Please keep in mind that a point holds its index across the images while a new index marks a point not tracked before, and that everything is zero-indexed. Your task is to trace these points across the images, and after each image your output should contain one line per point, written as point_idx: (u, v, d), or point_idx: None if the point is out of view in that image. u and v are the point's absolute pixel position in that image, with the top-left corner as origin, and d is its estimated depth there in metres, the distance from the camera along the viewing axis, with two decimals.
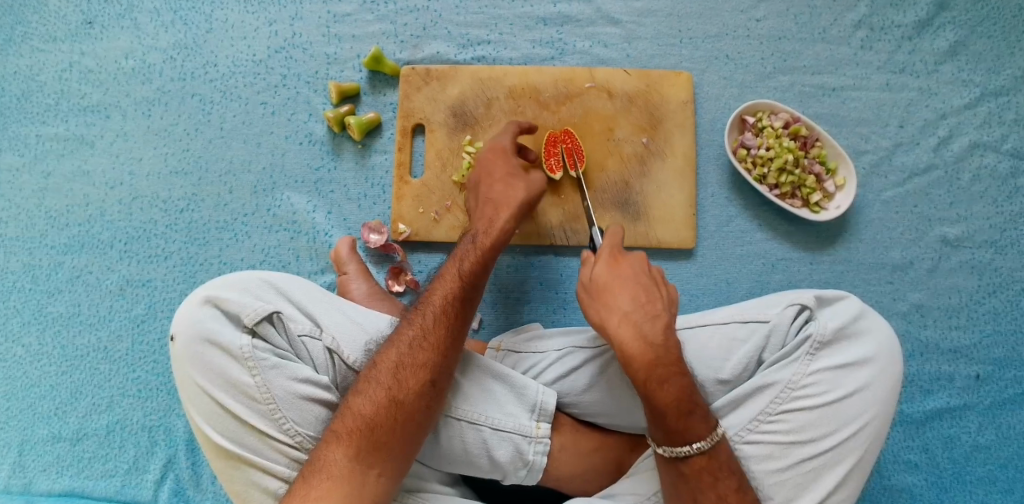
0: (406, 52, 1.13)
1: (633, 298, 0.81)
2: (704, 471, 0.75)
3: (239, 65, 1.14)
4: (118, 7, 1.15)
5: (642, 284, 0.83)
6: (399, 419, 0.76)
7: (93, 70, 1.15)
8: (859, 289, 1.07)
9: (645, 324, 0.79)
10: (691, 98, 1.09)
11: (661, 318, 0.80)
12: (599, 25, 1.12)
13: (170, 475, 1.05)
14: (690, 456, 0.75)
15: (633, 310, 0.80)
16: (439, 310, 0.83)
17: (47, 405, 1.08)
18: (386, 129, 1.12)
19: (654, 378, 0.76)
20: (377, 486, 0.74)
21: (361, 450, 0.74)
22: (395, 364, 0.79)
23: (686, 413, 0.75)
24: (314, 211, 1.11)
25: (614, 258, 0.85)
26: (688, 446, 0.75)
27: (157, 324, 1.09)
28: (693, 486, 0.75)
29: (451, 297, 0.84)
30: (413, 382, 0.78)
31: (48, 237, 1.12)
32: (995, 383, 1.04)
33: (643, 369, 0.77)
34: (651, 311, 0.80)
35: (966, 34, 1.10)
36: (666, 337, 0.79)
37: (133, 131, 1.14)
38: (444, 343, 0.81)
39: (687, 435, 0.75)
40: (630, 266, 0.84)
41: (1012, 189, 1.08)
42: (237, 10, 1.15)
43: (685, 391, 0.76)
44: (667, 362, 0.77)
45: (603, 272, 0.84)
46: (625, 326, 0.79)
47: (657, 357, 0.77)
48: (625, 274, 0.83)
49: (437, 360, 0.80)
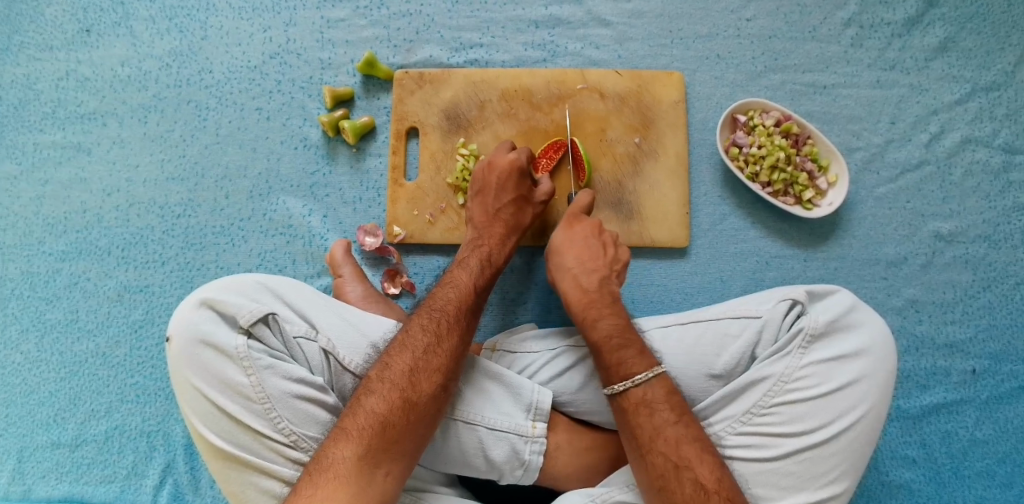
0: (399, 57, 1.14)
1: (578, 256, 0.95)
2: (640, 405, 0.79)
3: (234, 71, 1.15)
4: (114, 15, 1.17)
5: (587, 244, 0.96)
6: (411, 419, 0.77)
7: (90, 78, 1.16)
8: (854, 286, 1.07)
9: (583, 277, 0.93)
10: (682, 97, 1.10)
11: (601, 273, 0.93)
12: (591, 27, 1.13)
13: (169, 480, 1.05)
14: (627, 389, 0.80)
15: (576, 266, 0.94)
16: (452, 317, 0.85)
17: (46, 412, 1.08)
18: (381, 132, 1.13)
19: (588, 318, 0.88)
20: (384, 485, 0.74)
21: (371, 449, 0.74)
22: (409, 368, 0.80)
23: (617, 347, 0.83)
24: (309, 215, 1.11)
25: (571, 222, 0.98)
26: (626, 380, 0.80)
27: (155, 329, 1.10)
28: (632, 420, 0.79)
29: (463, 307, 0.87)
30: (426, 385, 0.79)
31: (46, 244, 1.12)
32: (991, 378, 1.04)
33: (580, 311, 0.90)
34: (591, 266, 0.94)
35: (955, 30, 1.10)
36: (600, 286, 0.92)
37: (130, 138, 1.15)
38: (456, 352, 0.83)
39: (623, 370, 0.81)
40: (582, 226, 0.98)
41: (1005, 183, 1.08)
42: (232, 16, 1.16)
43: (617, 329, 0.86)
44: (600, 305, 0.89)
45: (559, 235, 0.98)
46: (568, 279, 0.93)
47: (591, 301, 0.90)
48: (574, 233, 0.97)
49: (451, 367, 0.82)
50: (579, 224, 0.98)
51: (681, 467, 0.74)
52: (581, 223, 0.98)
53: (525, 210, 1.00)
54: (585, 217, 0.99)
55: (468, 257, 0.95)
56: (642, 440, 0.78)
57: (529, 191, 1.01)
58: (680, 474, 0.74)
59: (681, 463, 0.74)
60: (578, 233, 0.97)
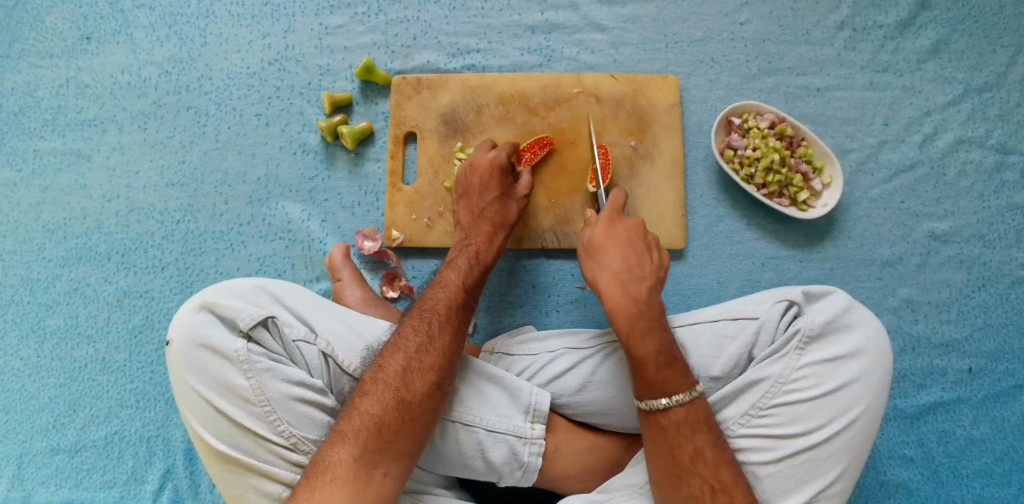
0: (397, 62, 1.15)
1: (625, 260, 0.88)
2: (682, 425, 0.78)
3: (233, 78, 1.16)
4: (114, 23, 1.18)
5: (633, 246, 0.89)
6: (406, 418, 0.77)
7: (90, 85, 1.17)
8: (850, 286, 1.07)
9: (631, 284, 0.86)
10: (678, 101, 1.10)
11: (648, 282, 0.87)
12: (587, 32, 1.14)
13: (168, 485, 1.05)
14: (670, 408, 0.78)
15: (622, 270, 0.87)
16: (443, 316, 0.86)
17: (45, 417, 1.09)
18: (379, 137, 1.14)
19: (637, 330, 0.82)
20: (382, 486, 0.74)
21: (367, 450, 0.74)
22: (402, 368, 0.80)
23: (664, 364, 0.80)
24: (308, 219, 1.12)
25: (613, 220, 0.92)
26: (668, 397, 0.78)
27: (155, 334, 1.10)
28: (671, 439, 0.78)
29: (453, 305, 0.88)
30: (420, 384, 0.80)
31: (46, 250, 1.13)
32: (987, 376, 1.05)
33: (627, 320, 0.83)
34: (640, 273, 0.87)
35: (947, 32, 1.12)
36: (651, 297, 0.85)
37: (130, 144, 1.15)
38: (449, 350, 0.83)
39: (667, 386, 0.78)
40: (625, 229, 0.91)
41: (998, 183, 1.09)
42: (231, 24, 1.17)
43: (665, 344, 0.82)
44: (649, 318, 0.83)
45: (600, 233, 0.91)
46: (611, 283, 0.86)
47: (642, 311, 0.84)
48: (618, 234, 0.90)
49: (443, 366, 0.82)
50: (621, 225, 0.92)
51: (719, 490, 0.75)
52: (623, 222, 0.92)
53: (508, 203, 1.01)
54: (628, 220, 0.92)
55: (458, 257, 0.96)
56: (680, 461, 0.76)
57: (510, 187, 1.02)
58: (716, 496, 0.75)
59: (719, 486, 0.75)
60: (620, 234, 0.90)
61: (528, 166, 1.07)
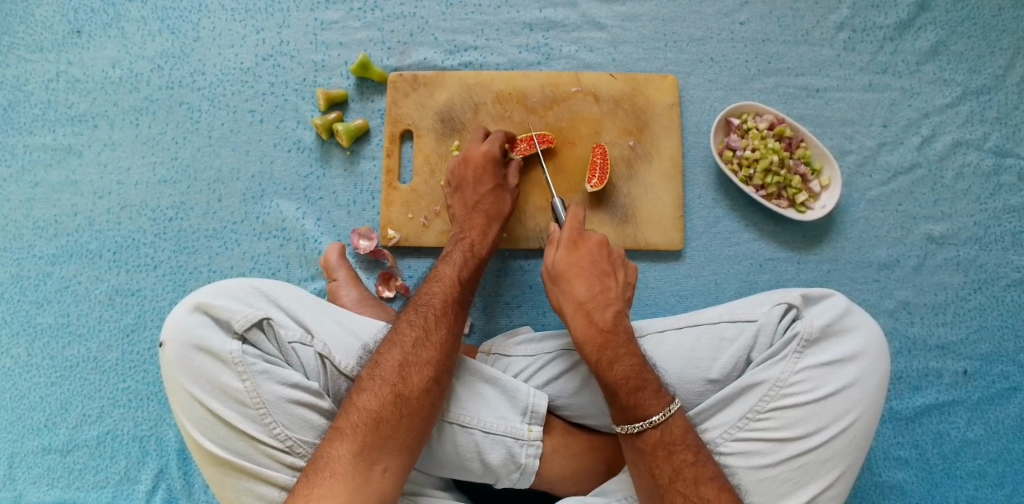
0: (393, 59, 1.13)
1: (589, 286, 0.89)
2: (659, 446, 0.78)
3: (227, 73, 1.14)
4: (104, 16, 1.16)
5: (598, 269, 0.90)
6: (404, 413, 0.77)
7: (80, 79, 1.15)
8: (847, 288, 1.07)
9: (595, 312, 0.86)
10: (677, 101, 1.10)
11: (612, 307, 0.87)
12: (585, 30, 1.13)
13: (162, 485, 1.04)
14: (643, 430, 0.79)
15: (585, 297, 0.88)
16: (439, 310, 0.86)
17: (36, 417, 1.07)
18: (375, 135, 1.12)
19: (605, 359, 0.82)
20: (382, 481, 0.74)
21: (366, 446, 0.74)
22: (400, 363, 0.80)
23: (635, 389, 0.80)
24: (303, 218, 1.11)
25: (574, 242, 0.92)
26: (641, 421, 0.79)
27: (148, 333, 1.09)
28: (650, 461, 0.78)
29: (451, 300, 0.87)
30: (418, 379, 0.79)
31: (36, 247, 1.11)
32: (982, 378, 1.05)
33: (595, 350, 0.83)
34: (604, 300, 0.88)
35: (947, 34, 1.11)
36: (615, 323, 0.86)
37: (121, 140, 1.14)
38: (446, 344, 0.83)
39: (639, 411, 0.79)
40: (589, 250, 0.91)
41: (995, 186, 1.09)
42: (225, 18, 1.15)
43: (635, 368, 0.81)
44: (617, 345, 0.84)
45: (563, 258, 0.91)
46: (576, 313, 0.87)
47: (607, 339, 0.84)
48: (582, 258, 0.90)
49: (442, 360, 0.81)
50: (584, 245, 0.92)
51: None
52: (586, 243, 0.91)
53: (502, 196, 1.00)
54: (590, 238, 0.92)
55: (453, 250, 0.95)
56: (661, 480, 0.77)
57: (503, 179, 1.01)
58: None
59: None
60: (584, 257, 0.91)
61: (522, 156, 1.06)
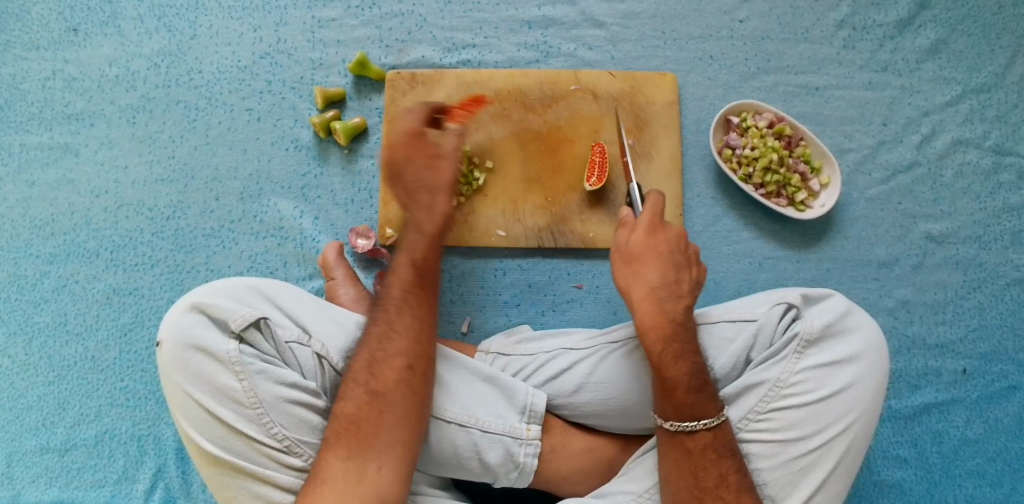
0: (391, 57, 1.13)
1: (663, 274, 0.83)
2: (707, 449, 0.76)
3: (224, 72, 1.14)
4: (101, 14, 1.15)
5: (674, 260, 0.85)
6: (382, 409, 0.76)
7: (77, 77, 1.14)
8: (846, 287, 1.07)
9: (668, 302, 0.81)
10: (676, 99, 1.10)
11: (684, 300, 0.83)
12: (584, 28, 1.13)
13: (159, 484, 1.04)
14: (695, 431, 0.76)
15: (660, 285, 0.83)
16: (396, 300, 0.84)
17: (34, 416, 1.07)
18: (373, 133, 1.12)
19: (670, 352, 0.78)
20: (379, 480, 0.73)
21: (351, 447, 0.74)
22: (370, 361, 0.79)
23: (695, 388, 0.77)
24: (301, 217, 1.10)
25: (653, 227, 0.86)
26: (694, 420, 0.76)
27: (145, 332, 1.09)
28: (695, 462, 0.76)
29: (406, 287, 0.85)
30: (390, 373, 0.78)
31: (34, 246, 1.11)
32: (981, 378, 1.05)
33: (659, 341, 0.79)
34: (677, 292, 0.83)
35: (946, 32, 1.11)
36: (686, 318, 0.81)
37: (118, 139, 1.13)
38: (411, 330, 0.82)
39: (695, 411, 0.76)
40: (667, 238, 0.86)
41: (995, 185, 1.09)
42: (222, 16, 1.15)
43: (698, 368, 0.78)
44: (683, 340, 0.80)
45: (639, 241, 0.86)
46: (647, 299, 0.82)
47: (675, 332, 0.80)
48: (659, 245, 0.85)
49: (410, 348, 0.80)
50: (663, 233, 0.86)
51: None
52: (665, 232, 0.86)
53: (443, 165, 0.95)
54: (670, 228, 0.87)
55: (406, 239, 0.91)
56: (703, 484, 0.75)
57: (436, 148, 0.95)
58: None
59: None
60: (659, 243, 0.85)
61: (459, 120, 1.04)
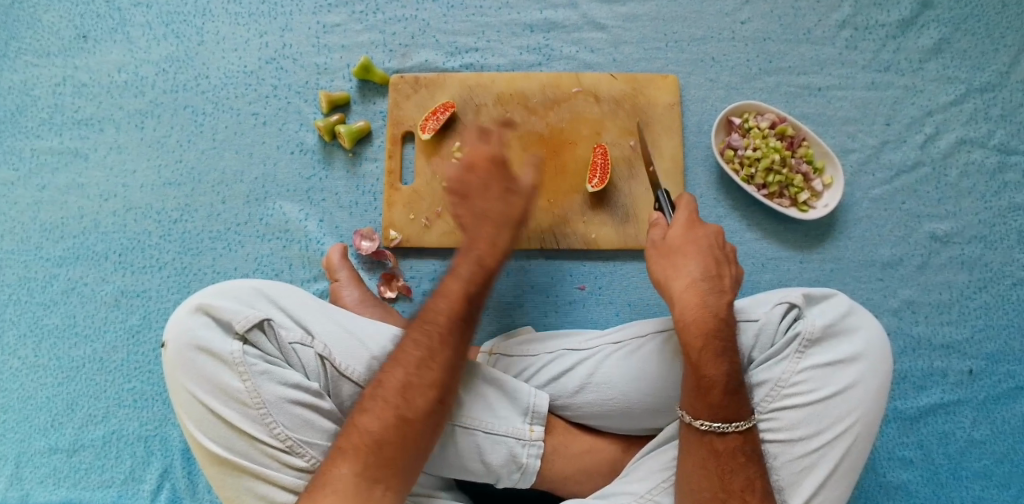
0: (395, 61, 1.14)
1: (705, 267, 0.80)
2: (736, 451, 0.75)
3: (230, 76, 1.15)
4: (111, 21, 1.17)
5: (715, 254, 0.81)
6: (405, 435, 0.76)
7: (87, 83, 1.16)
8: (850, 287, 1.07)
9: (711, 296, 0.78)
10: (677, 101, 1.10)
11: (727, 295, 0.79)
12: (586, 31, 1.13)
13: (166, 485, 1.05)
14: (726, 433, 0.75)
15: (702, 277, 0.79)
16: (444, 330, 0.82)
17: (43, 417, 1.08)
18: (377, 136, 1.13)
19: (711, 350, 0.75)
20: (382, 500, 0.74)
21: (367, 467, 0.74)
22: (402, 385, 0.78)
23: (733, 391, 0.75)
24: (305, 219, 1.11)
25: (692, 222, 0.83)
26: (726, 423, 0.74)
27: (152, 334, 1.10)
28: (722, 464, 0.74)
29: (456, 317, 0.84)
30: (421, 401, 0.78)
31: (44, 249, 1.13)
32: (988, 378, 1.04)
33: (700, 337, 0.76)
34: (720, 286, 0.79)
35: (950, 32, 1.11)
36: (728, 315, 0.78)
37: (127, 143, 1.15)
38: (449, 363, 0.81)
39: (728, 413, 0.74)
40: (707, 233, 0.83)
41: (1000, 184, 1.08)
42: (228, 22, 1.17)
43: (737, 369, 0.76)
44: (725, 338, 0.76)
45: (678, 235, 0.82)
46: (689, 292, 0.78)
47: (717, 329, 0.76)
48: (700, 238, 0.82)
49: (446, 381, 0.80)
50: (701, 229, 0.83)
51: None
52: (704, 226, 0.83)
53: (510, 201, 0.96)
54: (708, 224, 0.84)
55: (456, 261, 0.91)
56: (730, 487, 0.74)
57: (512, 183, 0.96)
58: None
59: None
60: (699, 236, 0.82)
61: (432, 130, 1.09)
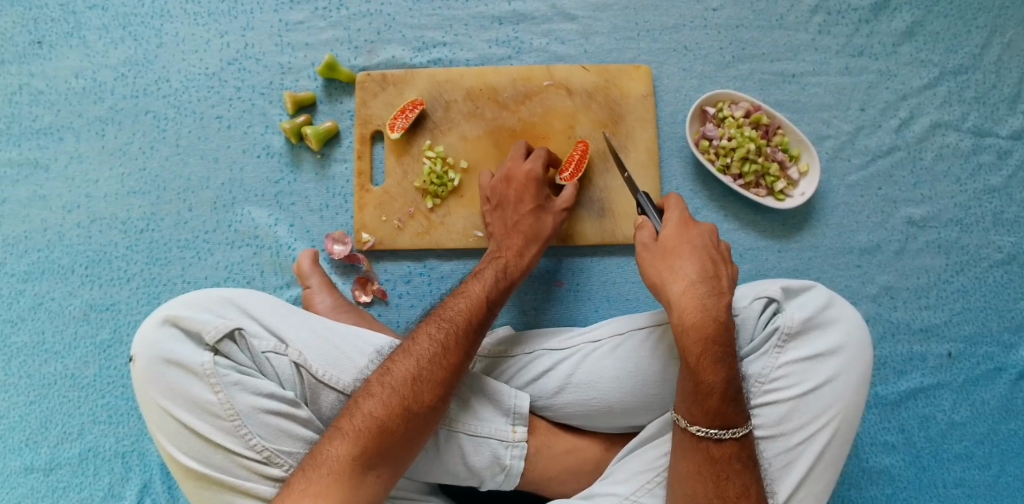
0: (361, 58, 1.11)
1: (701, 268, 0.79)
2: (733, 457, 0.74)
3: (192, 79, 1.12)
4: (65, 25, 1.13)
5: (710, 255, 0.80)
6: (408, 424, 0.75)
7: (44, 91, 1.12)
8: (829, 275, 1.06)
9: (710, 298, 0.76)
10: (650, 91, 1.08)
11: (725, 296, 0.77)
12: (556, 22, 1.11)
13: (145, 500, 1.03)
14: (722, 439, 0.73)
15: (699, 279, 0.78)
16: (461, 330, 0.83)
17: (17, 436, 1.05)
18: (346, 137, 1.10)
19: (710, 356, 0.74)
20: (373, 486, 0.72)
21: (366, 452, 0.72)
22: (412, 376, 0.77)
23: (730, 398, 0.74)
24: (276, 224, 1.09)
25: (685, 224, 0.83)
26: (722, 428, 0.73)
27: (124, 347, 1.07)
28: (718, 470, 0.73)
29: (473, 319, 0.85)
30: (429, 396, 0.77)
31: (7, 265, 1.09)
32: (967, 361, 1.04)
33: (700, 342, 0.74)
34: (718, 287, 0.78)
35: (922, 14, 1.10)
36: (728, 317, 0.76)
37: (88, 152, 1.11)
38: (461, 363, 0.81)
39: (722, 420, 0.73)
40: (700, 234, 0.82)
41: (975, 166, 1.08)
42: (187, 23, 1.13)
43: (735, 374, 0.74)
44: (725, 342, 0.75)
45: (671, 236, 0.82)
46: (688, 294, 0.77)
47: (717, 333, 0.75)
48: (693, 239, 0.81)
49: (455, 380, 0.80)
50: (695, 230, 0.82)
51: None
52: (697, 227, 0.82)
53: (542, 218, 0.99)
54: (701, 224, 0.83)
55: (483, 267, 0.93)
56: (726, 493, 0.73)
57: (546, 201, 1.00)
58: None
59: None
60: (693, 237, 0.81)
61: (401, 129, 1.05)
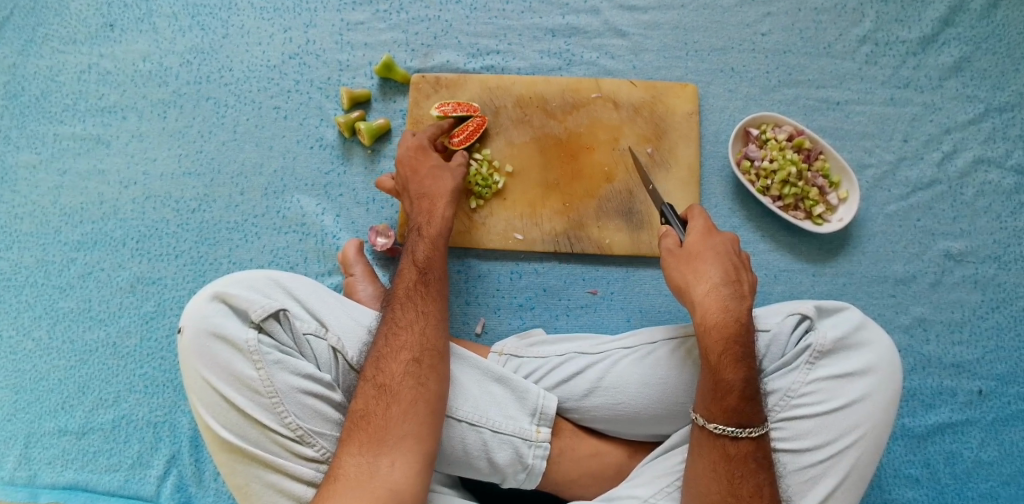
0: (416, 61, 1.15)
1: (724, 272, 0.80)
2: (747, 456, 0.75)
3: (253, 70, 1.17)
4: (137, 11, 1.19)
5: (732, 260, 0.81)
6: (389, 402, 0.77)
7: (111, 72, 1.18)
8: (862, 302, 1.07)
9: (732, 300, 0.78)
10: (696, 110, 1.10)
11: (747, 300, 0.79)
12: (607, 37, 1.14)
13: (173, 471, 1.06)
14: (738, 437, 0.75)
15: (722, 282, 0.79)
16: (401, 299, 0.85)
17: (55, 399, 1.09)
18: (395, 134, 1.14)
19: (730, 355, 0.75)
20: (392, 473, 0.73)
21: (361, 443, 0.75)
22: (375, 359, 0.81)
23: (748, 396, 0.75)
24: (322, 214, 1.12)
25: (709, 229, 0.84)
26: (739, 427, 0.74)
27: (167, 321, 1.11)
28: (732, 466, 0.75)
29: (412, 281, 0.87)
30: (395, 366, 0.79)
31: (63, 233, 1.14)
32: (997, 399, 1.04)
33: (722, 341, 0.76)
34: (738, 290, 0.79)
35: (971, 50, 1.11)
36: (750, 319, 0.78)
37: (148, 132, 1.16)
38: (415, 323, 0.83)
39: (740, 418, 0.74)
40: (723, 240, 0.83)
41: (1017, 204, 1.08)
42: (253, 17, 1.18)
43: (753, 374, 0.76)
44: (746, 342, 0.76)
45: (696, 240, 0.83)
46: (711, 295, 0.78)
47: (738, 333, 0.76)
48: (718, 245, 0.82)
49: (416, 338, 0.81)
50: (718, 237, 0.83)
51: None
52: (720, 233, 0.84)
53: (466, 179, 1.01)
54: (724, 232, 0.84)
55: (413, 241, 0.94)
56: (740, 492, 0.74)
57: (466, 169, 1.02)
58: None
59: None
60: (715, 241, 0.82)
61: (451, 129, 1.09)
